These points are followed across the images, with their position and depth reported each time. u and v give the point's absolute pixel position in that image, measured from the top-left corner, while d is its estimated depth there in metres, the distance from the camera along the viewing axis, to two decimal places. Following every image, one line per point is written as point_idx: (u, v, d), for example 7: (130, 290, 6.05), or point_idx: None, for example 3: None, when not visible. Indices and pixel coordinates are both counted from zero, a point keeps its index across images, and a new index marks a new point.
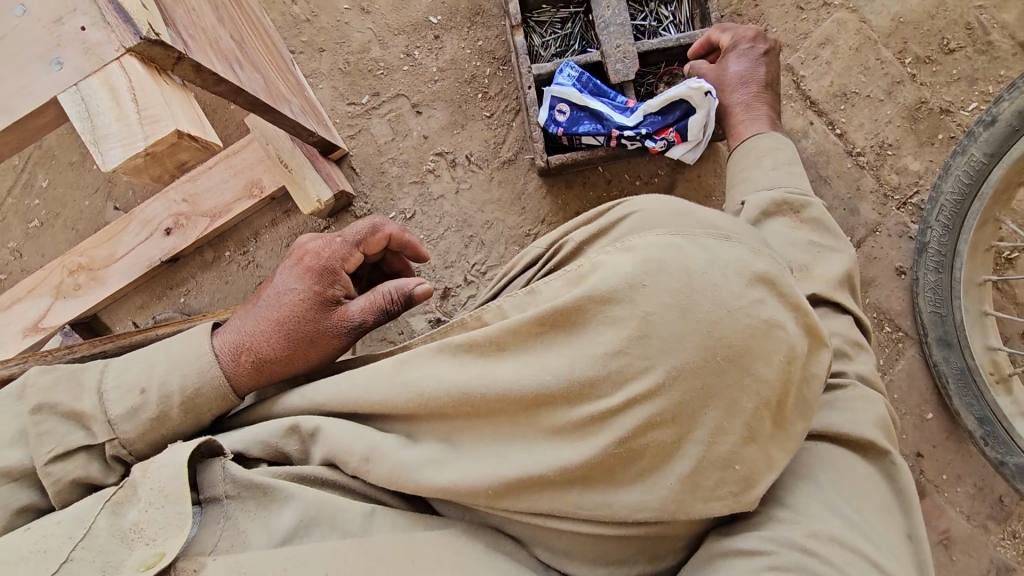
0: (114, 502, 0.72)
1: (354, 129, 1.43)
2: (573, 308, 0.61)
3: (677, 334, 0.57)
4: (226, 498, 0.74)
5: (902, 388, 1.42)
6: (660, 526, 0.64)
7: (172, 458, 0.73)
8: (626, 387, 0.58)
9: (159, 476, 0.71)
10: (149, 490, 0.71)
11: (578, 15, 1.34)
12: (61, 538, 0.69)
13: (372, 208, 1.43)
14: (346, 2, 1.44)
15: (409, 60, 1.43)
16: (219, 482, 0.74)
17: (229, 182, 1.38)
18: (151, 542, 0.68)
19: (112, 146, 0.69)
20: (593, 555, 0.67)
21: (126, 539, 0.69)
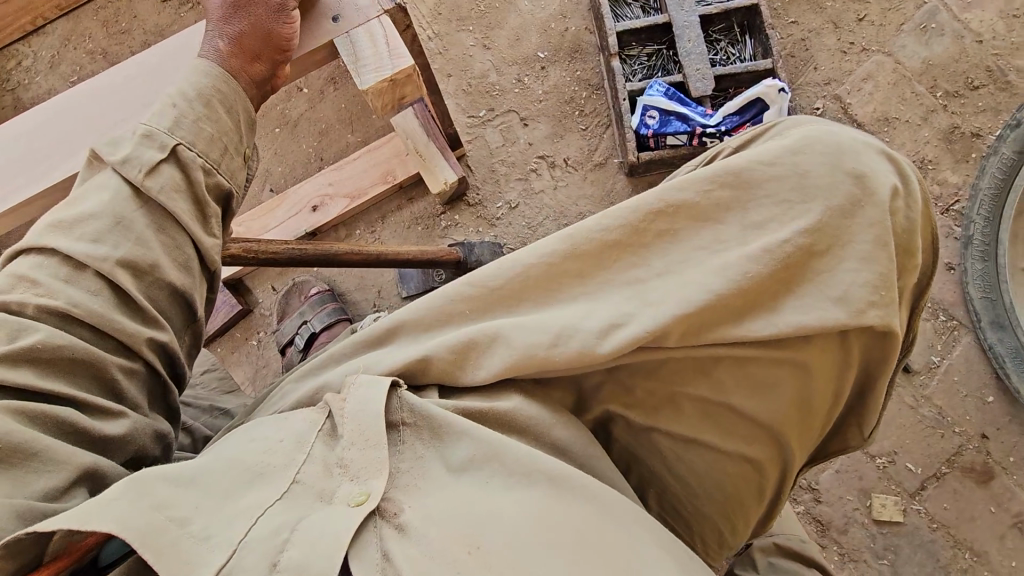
0: (325, 434, 0.65)
1: (472, 136, 1.73)
2: (741, 167, 0.68)
3: (834, 181, 0.66)
4: (402, 426, 0.66)
5: (961, 373, 1.49)
6: (817, 362, 0.67)
7: (371, 382, 0.67)
8: (800, 220, 0.65)
9: (360, 415, 0.64)
10: (351, 430, 0.63)
11: (661, 51, 1.67)
12: (286, 458, 0.63)
13: (482, 198, 1.70)
14: (471, 40, 1.80)
15: (520, 84, 1.76)
16: (396, 408, 0.67)
17: (369, 171, 1.68)
18: (356, 479, 0.62)
19: (368, 73, 0.99)
20: (751, 402, 0.68)
21: (326, 478, 0.62)
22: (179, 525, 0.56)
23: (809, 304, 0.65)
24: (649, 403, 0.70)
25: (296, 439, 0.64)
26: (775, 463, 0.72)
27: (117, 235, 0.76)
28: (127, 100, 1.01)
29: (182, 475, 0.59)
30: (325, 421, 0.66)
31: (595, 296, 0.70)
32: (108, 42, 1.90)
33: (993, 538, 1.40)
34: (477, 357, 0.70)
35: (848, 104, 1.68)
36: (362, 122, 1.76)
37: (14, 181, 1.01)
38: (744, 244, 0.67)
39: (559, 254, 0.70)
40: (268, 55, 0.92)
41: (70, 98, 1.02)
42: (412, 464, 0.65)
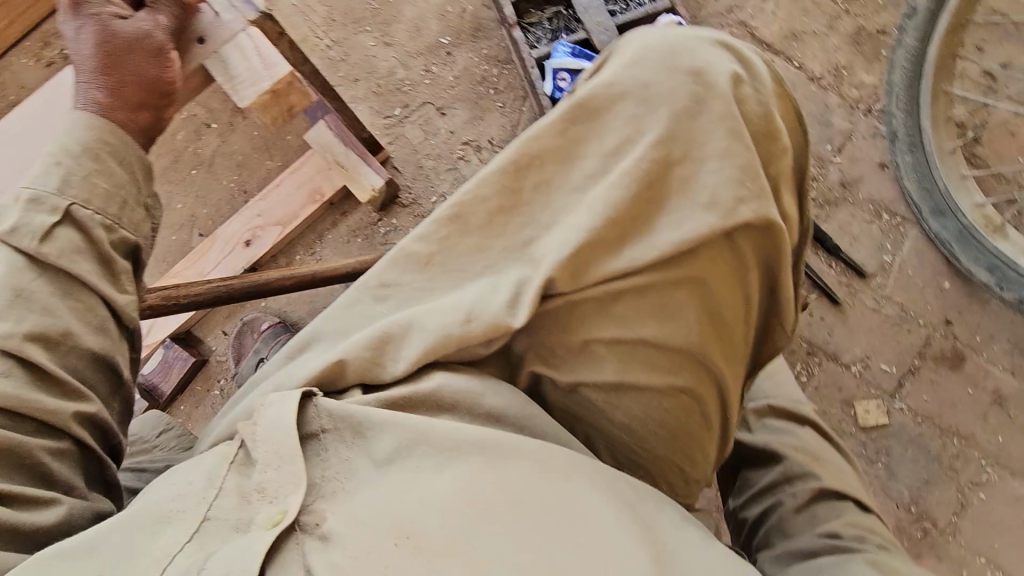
0: (239, 462, 0.62)
1: (392, 136, 1.70)
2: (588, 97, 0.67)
3: (674, 83, 0.64)
4: (323, 433, 0.63)
5: (915, 266, 1.51)
6: (711, 273, 0.66)
7: (280, 399, 0.64)
8: (651, 132, 0.64)
9: (270, 432, 0.61)
10: (263, 452, 0.61)
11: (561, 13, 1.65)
12: (199, 497, 0.60)
13: (416, 196, 1.66)
14: (372, 41, 1.76)
15: (429, 75, 1.73)
16: (313, 418, 0.64)
17: (295, 193, 1.63)
18: (275, 500, 0.59)
19: (247, 89, 0.95)
20: (660, 329, 0.67)
21: (245, 503, 0.60)
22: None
23: (683, 214, 0.64)
24: (568, 356, 0.69)
25: (207, 475, 0.62)
26: (706, 384, 0.72)
27: (19, 309, 0.71)
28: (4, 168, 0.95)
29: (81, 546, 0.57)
30: (238, 451, 0.63)
31: (490, 267, 0.68)
32: None
33: (976, 417, 1.42)
34: (389, 348, 0.67)
35: (756, 27, 1.68)
36: (279, 146, 1.71)
37: None
38: (608, 173, 0.66)
39: (446, 230, 0.70)
40: (150, 102, 0.86)
41: None
42: (338, 469, 0.62)
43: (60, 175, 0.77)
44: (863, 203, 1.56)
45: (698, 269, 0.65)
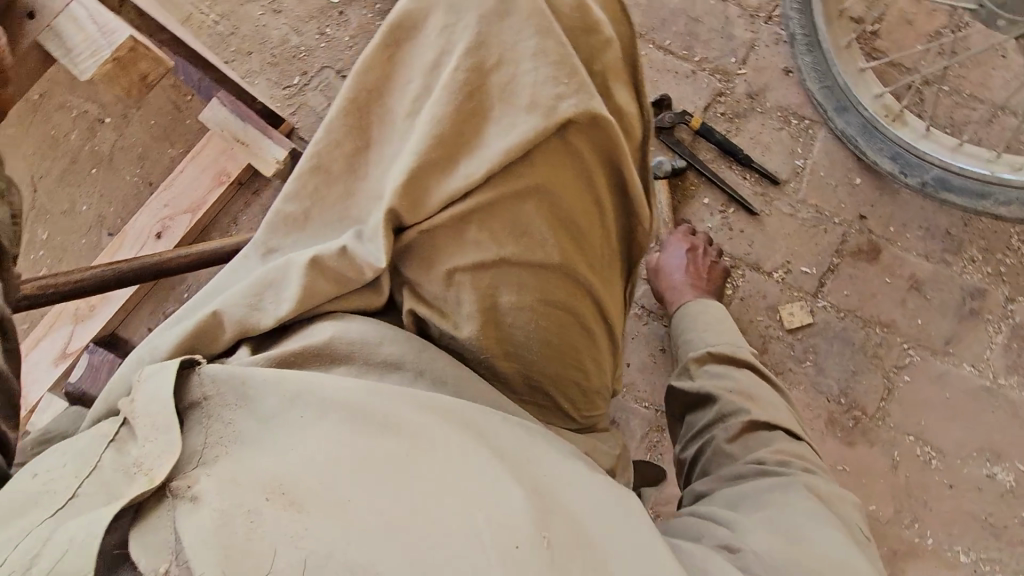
0: (118, 441, 0.53)
1: (294, 106, 1.64)
2: (403, 20, 0.65)
3: None
4: (206, 399, 0.55)
5: (826, 167, 1.53)
6: (549, 177, 0.63)
7: (158, 369, 0.56)
8: (456, 46, 0.62)
9: (156, 398, 0.54)
10: (146, 421, 0.52)
11: None
12: (63, 484, 0.50)
13: None
14: (259, 10, 1.68)
15: (324, 38, 1.67)
16: (197, 384, 0.56)
17: (201, 178, 1.58)
18: (150, 475, 0.49)
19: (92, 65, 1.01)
20: (513, 246, 0.64)
21: (116, 482, 0.49)
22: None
23: (509, 120, 0.61)
24: (435, 292, 0.65)
25: (73, 461, 0.52)
26: (582, 300, 0.70)
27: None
28: None
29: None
30: (120, 428, 0.54)
31: (347, 210, 0.67)
32: None
33: (896, 305, 1.47)
34: (258, 303, 0.65)
35: None
36: (178, 132, 1.64)
37: None
38: (431, 93, 0.63)
39: (301, 177, 0.68)
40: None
41: None
42: (223, 434, 0.53)
43: None
44: (771, 111, 1.56)
45: (540, 176, 0.63)
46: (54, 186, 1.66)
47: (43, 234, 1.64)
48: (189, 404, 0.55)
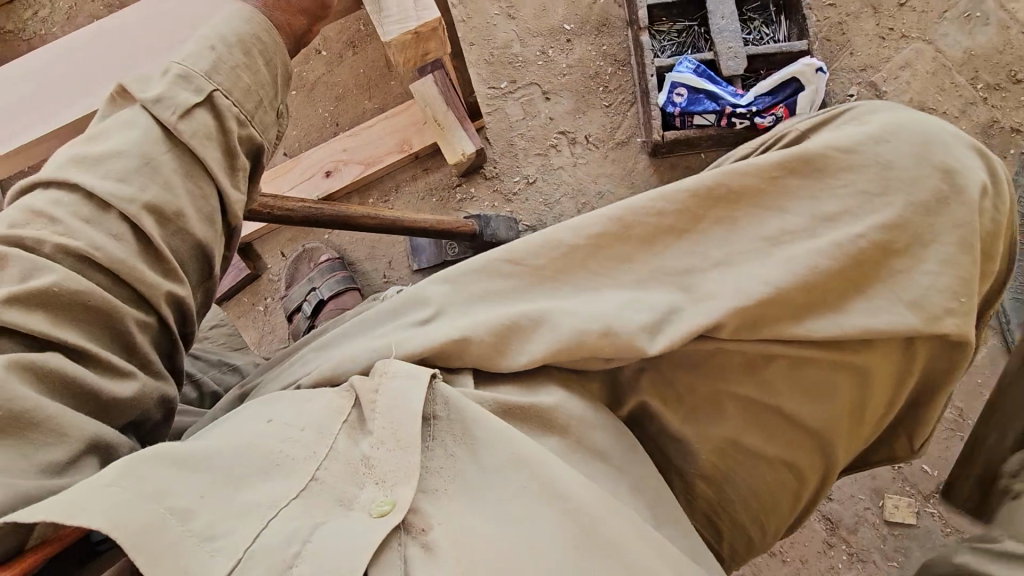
0: (349, 427, 0.66)
1: (492, 108, 1.69)
2: (820, 156, 0.68)
3: (915, 177, 0.66)
4: (434, 420, 0.66)
5: (983, 375, 1.45)
6: (865, 361, 0.68)
7: (407, 377, 0.66)
8: (868, 218, 0.66)
9: (391, 417, 0.64)
10: (382, 430, 0.64)
11: (692, 27, 1.61)
12: (306, 450, 0.63)
13: (499, 171, 1.65)
14: (496, 9, 1.74)
15: (543, 57, 1.71)
16: (431, 401, 0.67)
17: (385, 140, 1.64)
18: (382, 485, 0.62)
19: None
20: (799, 398, 0.69)
21: (350, 477, 0.63)
22: (180, 520, 0.55)
23: (879, 305, 0.65)
24: (697, 397, 0.71)
25: (319, 430, 0.65)
26: (815, 464, 0.74)
27: (144, 176, 0.73)
28: (141, 36, 0.94)
29: (183, 465, 0.58)
30: (352, 410, 0.67)
31: (620, 275, 0.70)
32: None
33: None
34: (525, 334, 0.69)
35: (885, 91, 1.62)
36: (380, 88, 1.71)
37: (23, 121, 0.96)
38: (814, 237, 0.67)
39: (600, 223, 0.71)
40: (310, 10, 0.89)
41: (81, 38, 0.96)
42: (442, 463, 0.65)
43: (211, 60, 0.79)
44: None
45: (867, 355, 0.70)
46: None
47: None
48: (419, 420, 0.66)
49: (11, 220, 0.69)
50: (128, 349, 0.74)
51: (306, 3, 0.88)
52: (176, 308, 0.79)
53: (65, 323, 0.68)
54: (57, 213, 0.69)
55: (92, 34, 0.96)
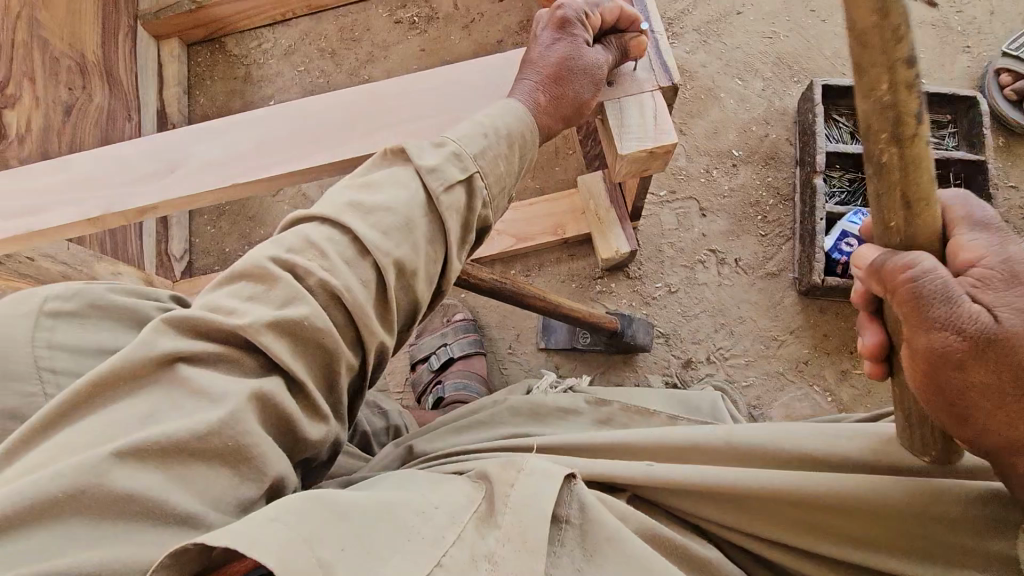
0: (479, 518, 0.69)
1: (648, 212, 1.74)
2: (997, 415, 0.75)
3: None
4: (564, 523, 0.71)
5: None
6: None
7: (539, 478, 0.71)
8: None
9: (518, 512, 0.68)
10: (512, 525, 0.67)
11: (866, 180, 1.62)
12: (438, 531, 0.66)
13: (643, 273, 1.68)
14: (669, 122, 1.82)
15: (707, 175, 1.76)
16: (564, 504, 0.72)
17: (542, 220, 1.70)
18: None
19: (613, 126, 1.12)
20: None
21: (474, 571, 0.64)
22: (326, 573, 0.57)
23: None
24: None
25: (451, 518, 0.68)
26: None
27: (401, 236, 0.80)
28: (408, 105, 1.05)
29: (334, 516, 0.62)
30: (482, 501, 0.71)
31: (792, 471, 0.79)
32: (339, 45, 2.11)
33: None
34: (705, 500, 0.78)
35: None
36: (545, 171, 1.81)
37: (281, 155, 1.06)
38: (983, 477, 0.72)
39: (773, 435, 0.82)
40: (569, 117, 0.95)
41: (354, 93, 1.08)
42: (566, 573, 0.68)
43: (482, 145, 0.86)
44: None
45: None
46: None
47: None
48: (551, 519, 0.71)
49: (289, 245, 0.76)
50: (329, 386, 0.78)
51: (567, 111, 0.94)
52: (377, 353, 0.84)
53: (295, 357, 0.73)
54: (325, 253, 0.76)
55: (365, 93, 1.07)
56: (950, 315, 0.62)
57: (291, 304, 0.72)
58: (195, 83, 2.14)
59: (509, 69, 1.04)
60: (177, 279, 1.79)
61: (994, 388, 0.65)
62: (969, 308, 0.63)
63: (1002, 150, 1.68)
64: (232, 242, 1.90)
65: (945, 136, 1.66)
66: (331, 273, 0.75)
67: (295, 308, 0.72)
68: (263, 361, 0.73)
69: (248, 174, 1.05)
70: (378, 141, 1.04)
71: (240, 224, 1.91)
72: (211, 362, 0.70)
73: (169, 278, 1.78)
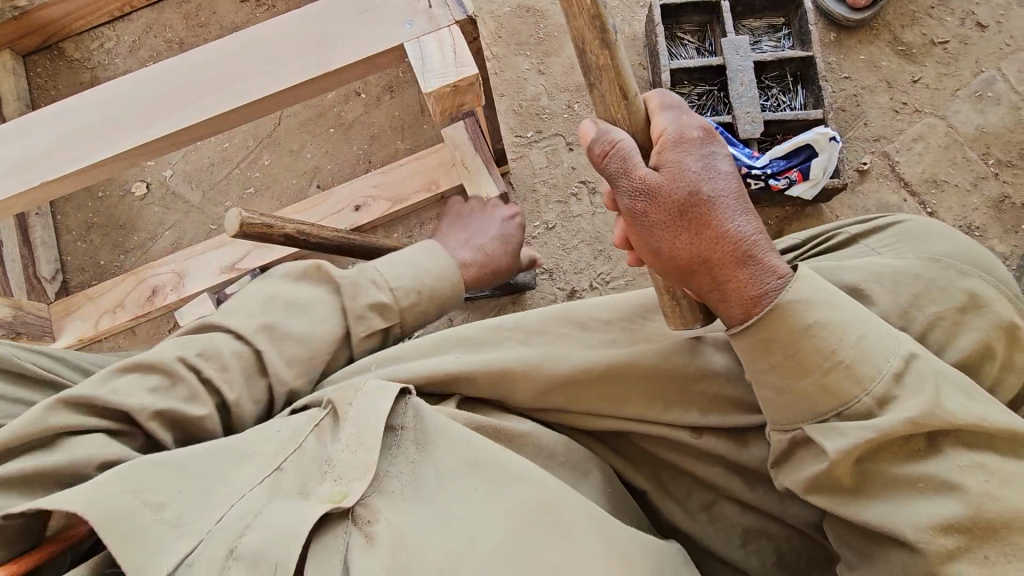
0: (319, 429, 0.78)
1: (518, 155, 1.77)
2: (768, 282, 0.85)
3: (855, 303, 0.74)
4: (400, 429, 0.77)
5: None
6: (785, 413, 0.73)
7: (379, 392, 0.76)
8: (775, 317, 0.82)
9: (360, 423, 0.74)
10: (353, 432, 0.74)
11: (712, 92, 1.70)
12: (277, 449, 0.76)
13: (521, 215, 1.72)
14: (527, 64, 1.84)
15: (569, 110, 1.80)
16: (401, 412, 0.77)
17: (414, 178, 1.70)
18: (337, 480, 0.71)
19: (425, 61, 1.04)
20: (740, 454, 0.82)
21: (314, 471, 0.74)
22: (153, 510, 0.66)
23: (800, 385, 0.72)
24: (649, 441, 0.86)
25: (293, 434, 0.77)
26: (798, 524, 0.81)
27: None
28: (210, 77, 1.05)
29: (167, 465, 0.71)
30: (324, 416, 0.79)
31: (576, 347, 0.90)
32: (186, 33, 2.02)
33: None
34: (516, 381, 0.84)
35: (897, 162, 1.68)
36: (413, 131, 1.81)
37: (85, 147, 1.04)
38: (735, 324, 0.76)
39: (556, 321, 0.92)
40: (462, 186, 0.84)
41: (152, 74, 1.06)
42: (403, 469, 0.75)
43: None
44: None
45: (829, 417, 0.70)
46: (294, 126, 1.86)
47: (267, 160, 1.84)
48: (387, 427, 0.76)
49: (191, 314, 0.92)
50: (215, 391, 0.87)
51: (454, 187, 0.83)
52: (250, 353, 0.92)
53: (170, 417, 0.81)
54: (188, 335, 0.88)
55: (163, 72, 1.06)
56: (629, 180, 0.81)
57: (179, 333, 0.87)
58: (36, 95, 2.00)
59: (306, 26, 1.06)
60: (53, 302, 1.72)
61: (675, 226, 0.79)
62: (645, 167, 0.81)
63: (834, 44, 1.78)
64: (106, 254, 1.82)
65: (781, 38, 1.74)
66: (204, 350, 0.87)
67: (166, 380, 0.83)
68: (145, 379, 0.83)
69: (55, 173, 1.03)
70: (181, 118, 1.03)
71: (112, 234, 1.84)
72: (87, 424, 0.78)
73: (43, 302, 1.70)
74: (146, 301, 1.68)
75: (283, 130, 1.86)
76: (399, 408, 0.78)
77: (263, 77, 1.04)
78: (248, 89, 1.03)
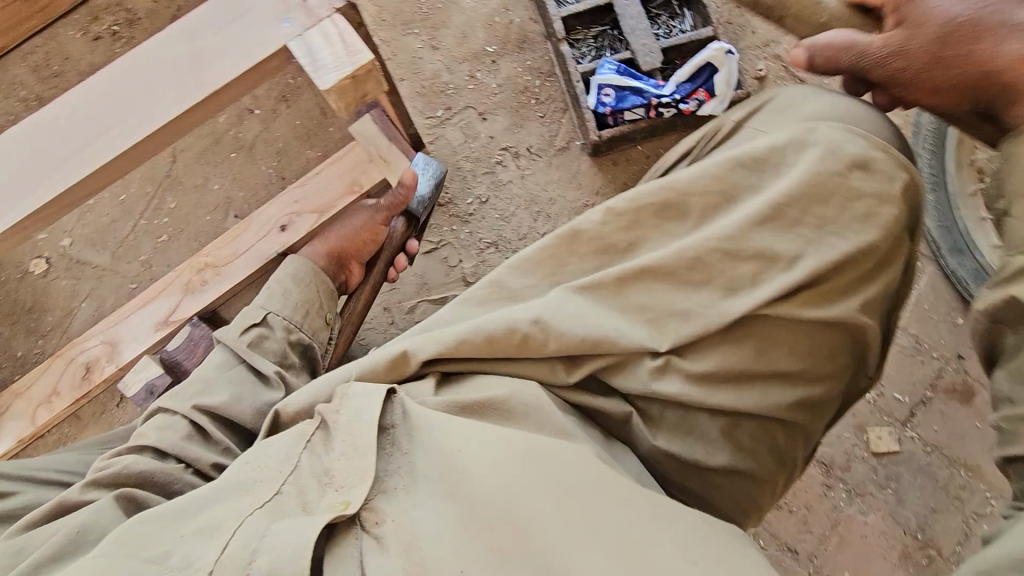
0: (312, 444, 0.73)
1: (432, 136, 1.74)
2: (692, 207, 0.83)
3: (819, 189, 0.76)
4: (393, 427, 0.73)
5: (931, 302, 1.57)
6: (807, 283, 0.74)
7: (363, 396, 0.73)
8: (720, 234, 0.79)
9: (348, 427, 0.71)
10: (342, 442, 0.71)
11: (606, 32, 1.71)
12: (274, 469, 0.72)
13: (451, 195, 1.70)
14: (419, 43, 1.81)
15: (473, 80, 1.78)
16: (390, 412, 0.74)
17: (334, 184, 1.64)
18: (337, 488, 0.68)
19: (314, 58, 0.96)
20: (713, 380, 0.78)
21: (311, 485, 0.70)
22: (162, 562, 0.65)
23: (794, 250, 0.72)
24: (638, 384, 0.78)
25: (286, 455, 0.73)
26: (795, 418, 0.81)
27: None
28: (82, 125, 0.96)
29: (165, 521, 0.69)
30: (315, 429, 0.74)
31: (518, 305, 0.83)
32: (42, 88, 1.83)
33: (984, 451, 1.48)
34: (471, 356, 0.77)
35: (790, 61, 1.76)
36: (320, 136, 1.74)
37: None
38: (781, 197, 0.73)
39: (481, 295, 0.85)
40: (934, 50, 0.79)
41: (20, 133, 0.97)
42: (400, 464, 0.71)
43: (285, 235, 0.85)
44: None
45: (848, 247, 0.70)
46: (192, 160, 1.75)
47: (172, 202, 1.73)
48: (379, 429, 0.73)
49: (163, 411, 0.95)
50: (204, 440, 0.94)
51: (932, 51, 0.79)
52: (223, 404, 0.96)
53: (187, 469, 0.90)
54: (202, 378, 0.99)
55: (32, 129, 0.97)
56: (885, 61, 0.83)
57: (149, 432, 0.93)
58: None
59: (174, 47, 0.98)
60: None
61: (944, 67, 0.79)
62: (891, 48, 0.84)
63: None
64: (21, 343, 1.67)
65: None
66: (223, 394, 0.97)
67: (176, 430, 0.93)
68: (127, 467, 0.87)
69: None
70: (61, 179, 0.94)
71: (21, 321, 1.68)
72: (92, 481, 0.85)
73: None
74: (83, 380, 1.56)
75: (181, 167, 1.74)
76: (388, 408, 0.75)
77: (143, 112, 0.96)
78: (132, 127, 0.95)
